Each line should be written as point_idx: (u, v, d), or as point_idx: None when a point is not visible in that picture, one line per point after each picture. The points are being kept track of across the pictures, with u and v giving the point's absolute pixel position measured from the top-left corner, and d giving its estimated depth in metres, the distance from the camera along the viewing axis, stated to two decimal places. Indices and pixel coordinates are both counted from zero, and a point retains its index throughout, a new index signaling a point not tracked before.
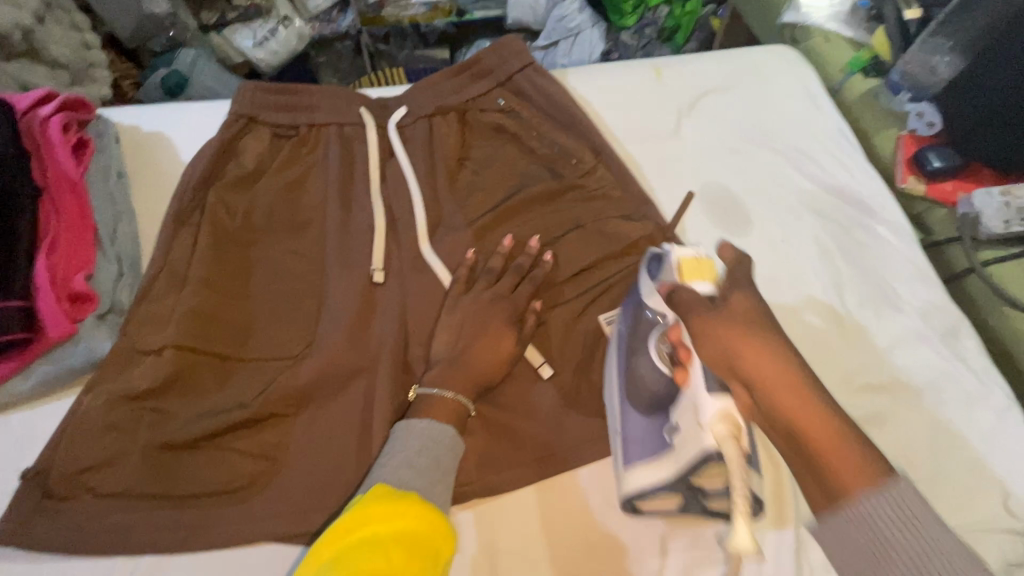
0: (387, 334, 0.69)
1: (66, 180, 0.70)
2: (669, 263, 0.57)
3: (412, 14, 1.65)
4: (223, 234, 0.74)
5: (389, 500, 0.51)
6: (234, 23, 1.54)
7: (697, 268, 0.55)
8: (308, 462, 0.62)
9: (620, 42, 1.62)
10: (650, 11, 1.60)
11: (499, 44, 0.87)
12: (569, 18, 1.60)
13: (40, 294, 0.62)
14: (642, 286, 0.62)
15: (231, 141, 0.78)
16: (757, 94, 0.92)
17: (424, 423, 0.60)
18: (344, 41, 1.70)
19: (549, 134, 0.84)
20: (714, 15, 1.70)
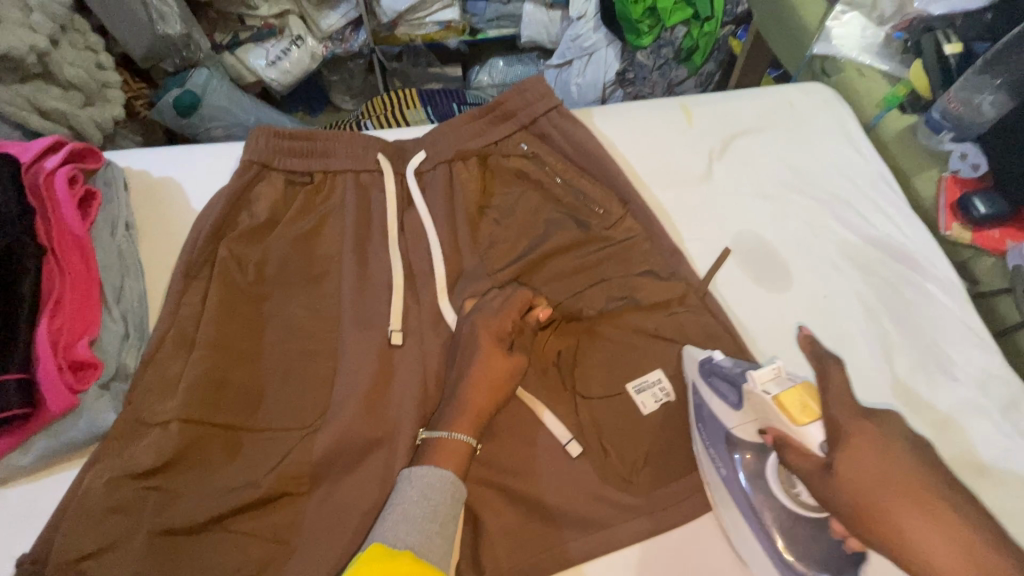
0: (406, 401, 0.65)
1: (72, 238, 0.66)
2: (761, 399, 0.55)
3: (427, 32, 1.62)
4: (234, 290, 0.71)
5: (384, 559, 0.47)
6: (247, 42, 1.53)
7: (800, 405, 0.53)
8: (321, 546, 0.58)
9: (636, 61, 1.55)
10: (666, 31, 1.51)
11: (523, 84, 0.83)
12: (585, 36, 1.58)
13: (41, 363, 0.58)
14: (721, 411, 0.59)
15: (243, 190, 0.75)
16: (791, 136, 0.87)
17: (424, 470, 0.58)
18: (358, 59, 1.71)
19: (575, 181, 0.80)
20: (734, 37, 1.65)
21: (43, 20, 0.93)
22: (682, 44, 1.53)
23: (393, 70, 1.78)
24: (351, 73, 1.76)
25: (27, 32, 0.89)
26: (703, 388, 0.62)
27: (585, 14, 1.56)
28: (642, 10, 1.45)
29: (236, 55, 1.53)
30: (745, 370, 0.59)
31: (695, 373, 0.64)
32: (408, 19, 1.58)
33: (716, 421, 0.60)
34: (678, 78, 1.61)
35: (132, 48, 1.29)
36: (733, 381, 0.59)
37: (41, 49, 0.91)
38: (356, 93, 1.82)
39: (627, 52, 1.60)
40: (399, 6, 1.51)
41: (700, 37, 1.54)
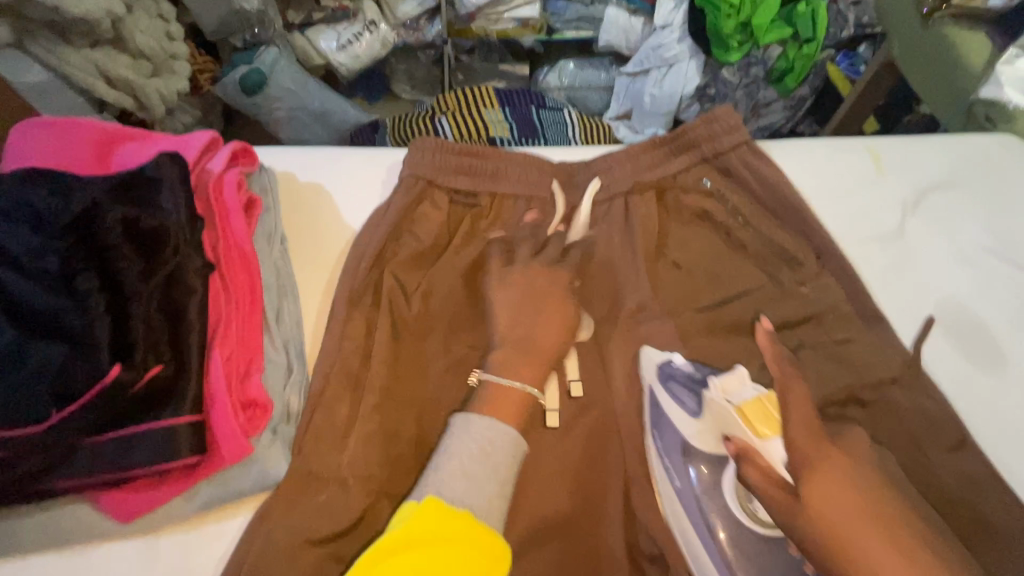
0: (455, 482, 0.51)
1: (238, 253, 0.59)
2: (716, 400, 0.60)
3: (502, 28, 1.52)
4: (398, 323, 0.63)
5: (445, 516, 0.49)
6: (320, 23, 1.47)
7: (763, 416, 0.58)
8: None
9: (720, 78, 1.49)
10: (756, 49, 1.43)
11: (712, 114, 0.75)
12: (667, 46, 1.49)
13: (215, 404, 0.51)
14: (671, 374, 0.63)
15: (409, 208, 0.67)
16: (992, 195, 0.79)
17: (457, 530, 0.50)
18: (427, 50, 1.61)
19: (764, 228, 0.72)
20: (832, 62, 1.52)
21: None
22: (773, 64, 1.46)
23: (460, 65, 1.67)
24: (418, 62, 1.67)
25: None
26: (658, 391, 0.62)
27: (670, 23, 1.47)
28: (734, 25, 1.37)
29: (306, 35, 1.46)
30: (705, 377, 0.62)
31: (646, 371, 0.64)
32: (486, 11, 1.48)
33: (649, 361, 0.64)
34: (765, 99, 1.51)
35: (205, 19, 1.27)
36: (693, 386, 0.61)
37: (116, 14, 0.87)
38: (417, 82, 1.72)
39: (708, 66, 1.50)
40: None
41: (796, 58, 1.44)
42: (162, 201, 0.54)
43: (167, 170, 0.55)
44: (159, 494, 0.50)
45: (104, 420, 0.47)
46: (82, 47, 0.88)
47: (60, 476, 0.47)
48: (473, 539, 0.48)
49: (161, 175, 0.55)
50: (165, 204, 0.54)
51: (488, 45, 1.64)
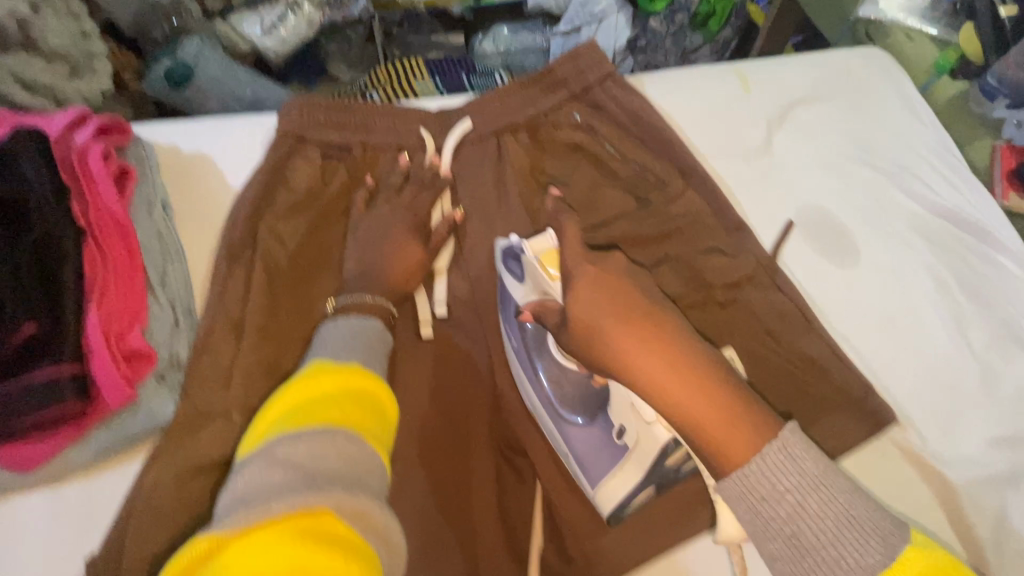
0: (339, 351, 0.54)
1: (112, 220, 0.61)
2: (530, 261, 0.59)
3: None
4: (276, 272, 0.66)
5: (332, 371, 0.50)
6: (242, 8, 1.40)
7: (554, 260, 0.57)
8: (417, 541, 0.58)
9: (649, 29, 1.49)
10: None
11: (576, 51, 0.78)
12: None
13: (94, 354, 0.54)
14: (511, 290, 0.62)
15: (280, 164, 0.70)
16: (854, 105, 0.84)
17: (344, 326, 0.57)
18: (356, 27, 1.54)
19: (631, 154, 0.76)
20: (750, 2, 1.59)
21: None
22: (697, 9, 1.49)
23: (393, 39, 1.66)
24: (349, 41, 1.56)
25: None
26: (503, 276, 0.63)
27: None
28: None
29: (229, 21, 1.39)
30: (520, 245, 0.62)
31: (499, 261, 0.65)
32: None
33: (509, 296, 0.63)
34: (692, 44, 1.56)
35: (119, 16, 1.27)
36: (516, 257, 0.62)
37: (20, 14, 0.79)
38: (354, 62, 1.59)
39: (637, 18, 1.49)
40: None
41: (717, 1, 1.49)
42: (22, 174, 0.56)
43: (26, 145, 0.57)
44: (51, 440, 0.54)
45: None
46: None
47: None
48: (368, 389, 0.50)
49: (18, 150, 0.57)
50: (28, 177, 0.56)
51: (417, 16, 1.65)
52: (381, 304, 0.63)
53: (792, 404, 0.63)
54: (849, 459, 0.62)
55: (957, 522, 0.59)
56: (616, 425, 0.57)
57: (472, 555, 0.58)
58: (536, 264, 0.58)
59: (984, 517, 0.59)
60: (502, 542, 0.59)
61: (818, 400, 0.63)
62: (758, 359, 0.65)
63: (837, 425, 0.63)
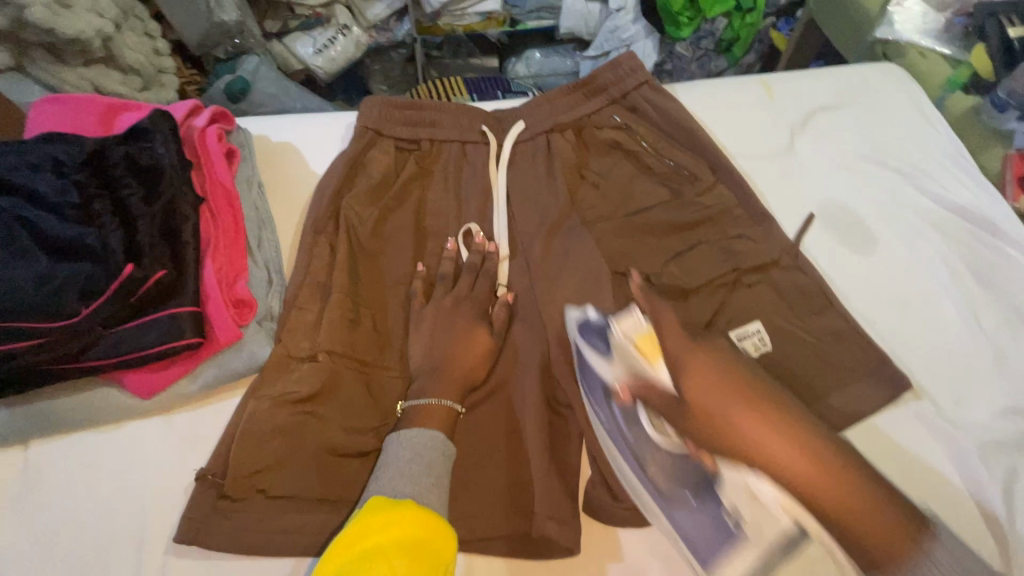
0: (398, 484, 0.55)
1: (223, 190, 0.72)
2: (618, 339, 0.62)
3: (468, 23, 1.61)
4: (355, 243, 0.76)
5: (386, 508, 0.50)
6: (295, 31, 1.56)
7: (652, 346, 0.61)
8: (476, 478, 0.64)
9: (674, 53, 1.62)
10: (706, 23, 1.56)
11: (615, 62, 0.89)
12: (624, 27, 1.59)
13: (210, 298, 0.64)
14: (596, 368, 0.62)
15: (361, 152, 0.81)
16: (870, 113, 0.92)
17: (411, 436, 0.59)
18: (400, 48, 1.73)
19: (666, 151, 0.85)
20: (775, 28, 1.67)
21: (109, 6, 1.01)
22: (722, 35, 1.59)
23: (432, 60, 1.80)
24: (392, 62, 1.77)
25: (95, 17, 0.96)
26: (580, 348, 0.65)
27: (625, 6, 1.56)
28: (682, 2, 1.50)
29: (285, 43, 1.56)
30: (608, 323, 0.64)
31: (574, 337, 0.66)
32: (450, 9, 1.56)
33: (594, 375, 0.62)
34: (717, 68, 1.67)
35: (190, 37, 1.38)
36: (603, 333, 0.63)
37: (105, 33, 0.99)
38: (394, 82, 1.82)
39: (664, 43, 1.63)
40: None
41: (741, 28, 1.57)
42: (156, 149, 0.68)
43: (160, 126, 0.69)
44: (168, 372, 0.63)
45: (117, 314, 0.59)
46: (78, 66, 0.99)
47: (89, 359, 0.59)
48: (424, 526, 0.49)
49: (155, 129, 0.69)
50: (160, 151, 0.68)
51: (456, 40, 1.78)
52: (446, 405, 0.62)
53: (818, 372, 0.69)
54: (872, 426, 0.67)
55: (976, 481, 0.64)
56: (727, 504, 0.52)
57: (526, 496, 0.64)
58: (629, 345, 0.61)
59: (1001, 478, 0.63)
60: (558, 488, 0.63)
61: (842, 369, 0.69)
62: (785, 332, 0.71)
63: (862, 393, 0.68)
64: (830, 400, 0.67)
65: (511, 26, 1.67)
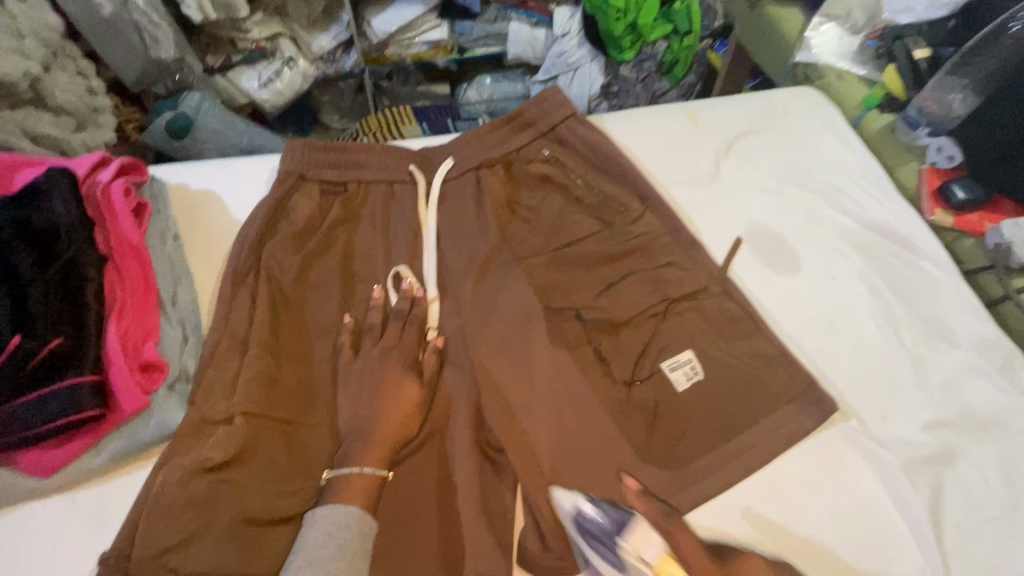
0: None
1: (130, 246, 0.69)
2: (570, 454, 0.58)
3: (416, 53, 1.64)
4: (278, 293, 0.73)
5: None
6: (239, 65, 1.53)
7: None
8: (406, 535, 0.62)
9: (620, 76, 1.64)
10: (648, 46, 1.61)
11: (542, 96, 0.90)
12: (569, 52, 1.62)
13: (112, 365, 0.60)
14: (551, 474, 0.60)
15: (283, 198, 0.79)
16: (789, 136, 0.95)
17: (332, 513, 0.57)
18: (348, 79, 1.70)
19: (595, 182, 0.86)
20: (712, 50, 1.73)
21: (35, 46, 0.96)
22: (662, 57, 1.63)
23: (382, 91, 1.79)
24: (341, 93, 1.75)
25: (20, 58, 0.91)
26: (538, 453, 0.62)
27: (568, 31, 1.61)
28: (623, 27, 1.54)
29: (228, 77, 1.52)
30: None
31: (530, 437, 0.64)
32: (397, 39, 1.60)
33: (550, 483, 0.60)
34: (661, 90, 1.68)
35: (125, 73, 1.29)
36: (552, 436, 0.61)
37: (33, 74, 0.93)
38: (345, 112, 1.79)
39: (609, 66, 1.65)
40: (390, 26, 1.56)
41: (680, 50, 1.62)
42: (55, 208, 0.64)
43: (57, 181, 0.66)
44: (69, 447, 0.59)
45: (6, 390, 0.56)
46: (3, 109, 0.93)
47: None
48: None
49: (52, 186, 0.65)
50: (58, 210, 0.64)
51: (403, 70, 1.76)
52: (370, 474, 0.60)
53: (748, 398, 0.70)
54: (801, 449, 0.68)
55: (905, 502, 0.65)
56: None
57: (461, 549, 0.62)
58: None
59: (925, 494, 0.65)
60: (490, 542, 0.61)
61: (771, 393, 0.70)
62: (715, 359, 0.72)
63: (790, 417, 0.68)
64: (760, 426, 0.68)
65: (459, 54, 1.69)
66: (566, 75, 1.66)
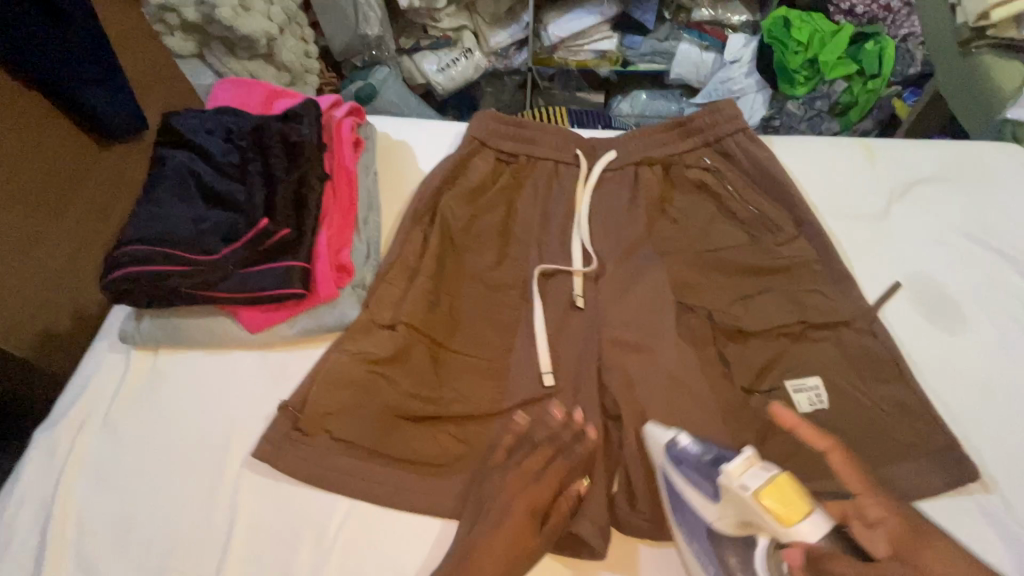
0: None
1: (344, 171, 0.84)
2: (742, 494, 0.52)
3: (582, 59, 1.71)
4: (447, 236, 0.85)
5: None
6: (425, 49, 1.69)
7: (786, 499, 0.50)
8: None
9: (785, 110, 1.59)
10: (824, 84, 1.55)
11: (715, 108, 0.92)
12: (734, 80, 1.62)
13: (319, 259, 0.75)
14: (692, 496, 0.57)
15: (465, 158, 0.90)
16: (981, 191, 0.88)
17: None
18: (514, 75, 1.81)
19: (750, 198, 0.87)
20: (898, 97, 1.62)
21: (277, 13, 1.26)
22: (839, 98, 1.56)
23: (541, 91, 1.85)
24: (505, 88, 1.85)
25: (264, 21, 1.22)
26: (672, 477, 0.60)
27: (739, 59, 1.61)
28: (801, 61, 1.52)
29: (414, 58, 1.70)
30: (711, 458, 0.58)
31: (661, 463, 0.62)
32: (568, 44, 1.69)
33: (691, 512, 0.58)
34: (828, 131, 1.60)
35: (335, 41, 1.59)
36: (705, 471, 0.58)
37: (270, 35, 1.24)
38: (503, 106, 1.88)
39: (775, 100, 1.62)
40: (564, 32, 1.64)
41: (861, 93, 1.56)
42: (302, 129, 0.81)
43: (308, 110, 0.83)
44: (276, 314, 0.74)
45: (249, 258, 0.72)
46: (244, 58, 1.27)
47: (218, 290, 0.72)
48: None
49: (304, 113, 0.82)
50: (304, 131, 0.81)
51: (567, 73, 1.82)
52: None
53: (877, 441, 0.67)
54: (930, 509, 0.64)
55: None
56: None
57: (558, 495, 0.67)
58: (752, 500, 0.51)
59: None
60: (589, 494, 0.65)
61: (903, 443, 0.67)
62: (846, 393, 0.70)
63: (920, 472, 0.65)
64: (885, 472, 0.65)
65: (623, 67, 1.75)
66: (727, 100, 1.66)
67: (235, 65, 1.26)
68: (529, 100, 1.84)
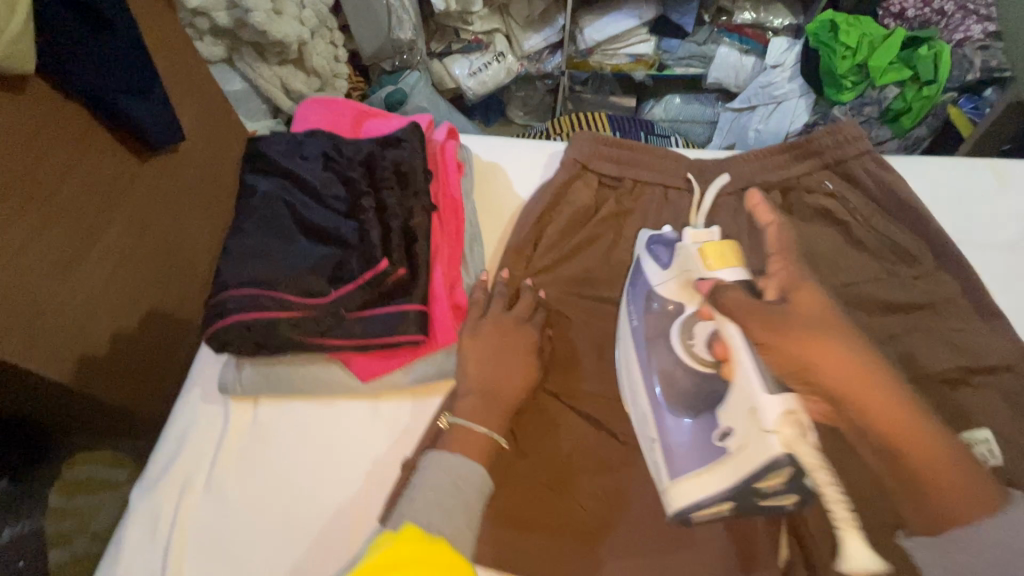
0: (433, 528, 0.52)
1: (451, 201, 0.77)
2: (689, 250, 0.63)
3: (616, 63, 1.62)
4: (560, 270, 0.79)
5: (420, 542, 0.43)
6: (456, 52, 1.61)
7: (719, 254, 0.60)
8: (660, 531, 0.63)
9: (829, 116, 1.46)
10: (873, 90, 1.40)
11: (833, 127, 0.86)
12: (776, 85, 1.52)
13: (436, 301, 0.69)
14: (652, 275, 0.67)
15: (567, 184, 0.83)
16: None
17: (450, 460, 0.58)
18: (546, 79, 1.73)
19: (879, 225, 0.81)
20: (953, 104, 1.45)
21: (310, 16, 1.17)
22: (890, 104, 1.40)
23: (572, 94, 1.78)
24: (535, 91, 1.79)
25: (297, 24, 1.13)
26: (645, 257, 0.69)
27: (783, 63, 1.50)
28: (849, 66, 1.36)
29: (443, 62, 1.62)
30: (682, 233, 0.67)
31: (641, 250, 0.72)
32: (604, 47, 1.59)
33: (646, 280, 0.68)
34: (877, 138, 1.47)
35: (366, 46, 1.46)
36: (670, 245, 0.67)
37: (302, 38, 1.16)
38: (530, 108, 1.84)
39: (818, 105, 1.49)
40: (599, 35, 1.55)
41: (915, 99, 1.38)
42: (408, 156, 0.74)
43: (412, 135, 0.76)
44: (390, 363, 0.68)
45: (365, 302, 0.66)
46: (273, 63, 1.19)
47: (331, 337, 0.66)
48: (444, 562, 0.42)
49: (408, 138, 0.75)
50: (411, 158, 0.74)
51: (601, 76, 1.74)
52: None
53: None
54: None
55: None
56: (723, 428, 0.56)
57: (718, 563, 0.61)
58: (693, 253, 0.62)
59: None
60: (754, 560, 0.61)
61: None
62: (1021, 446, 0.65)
63: None
64: None
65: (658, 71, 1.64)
66: (766, 107, 1.55)
67: (265, 71, 1.18)
68: (560, 104, 1.77)
